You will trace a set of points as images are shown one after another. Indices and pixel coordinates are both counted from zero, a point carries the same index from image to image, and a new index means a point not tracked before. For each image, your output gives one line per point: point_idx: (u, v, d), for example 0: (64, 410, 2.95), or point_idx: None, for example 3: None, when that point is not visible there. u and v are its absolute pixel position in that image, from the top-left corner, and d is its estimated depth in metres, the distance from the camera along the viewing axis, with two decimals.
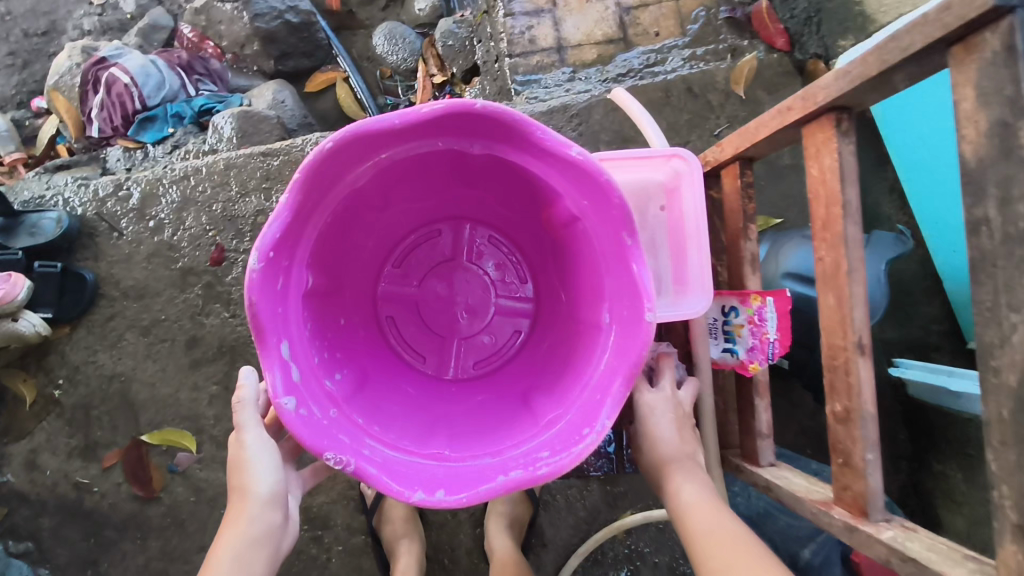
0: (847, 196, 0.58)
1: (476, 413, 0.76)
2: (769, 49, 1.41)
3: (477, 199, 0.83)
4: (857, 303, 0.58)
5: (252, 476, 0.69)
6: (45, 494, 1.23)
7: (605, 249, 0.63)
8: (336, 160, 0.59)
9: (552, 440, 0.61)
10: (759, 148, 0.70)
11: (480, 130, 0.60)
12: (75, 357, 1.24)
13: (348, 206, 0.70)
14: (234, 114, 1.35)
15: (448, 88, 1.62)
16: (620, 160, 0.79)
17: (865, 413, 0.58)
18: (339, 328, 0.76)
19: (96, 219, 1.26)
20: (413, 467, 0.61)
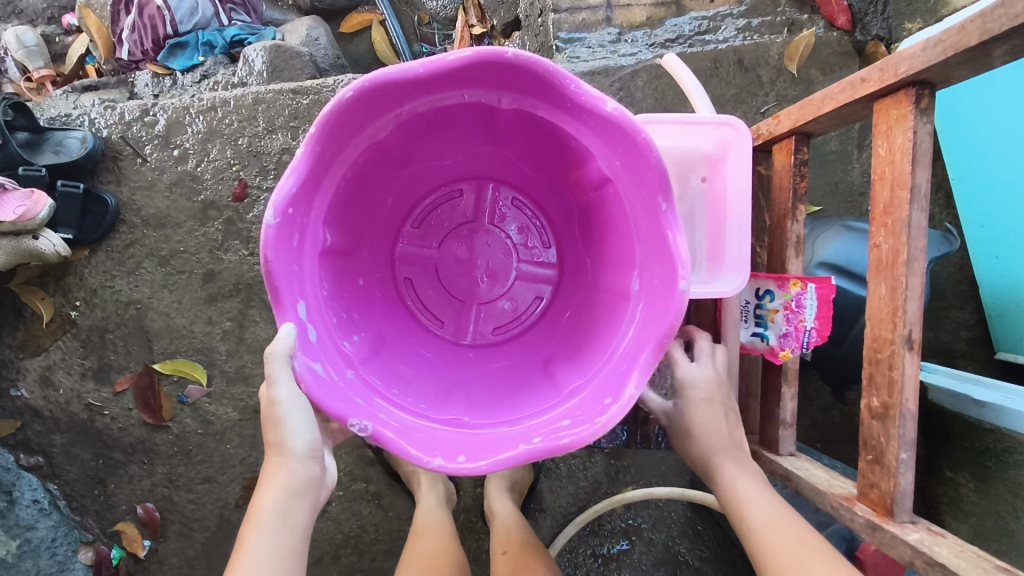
0: (916, 179, 0.53)
1: (495, 384, 0.73)
2: (828, 26, 1.34)
3: (501, 158, 0.79)
4: (912, 296, 0.54)
5: (286, 433, 0.64)
6: (57, 412, 1.24)
7: (644, 215, 0.60)
8: (359, 108, 0.56)
9: (575, 411, 0.59)
10: (821, 122, 0.65)
11: (511, 80, 0.57)
12: (92, 281, 1.23)
13: (370, 158, 0.66)
14: (266, 48, 1.31)
15: (487, 40, 1.57)
16: (666, 125, 0.75)
17: (906, 411, 0.55)
18: (357, 289, 0.74)
19: (121, 142, 1.24)
20: (429, 433, 0.59)
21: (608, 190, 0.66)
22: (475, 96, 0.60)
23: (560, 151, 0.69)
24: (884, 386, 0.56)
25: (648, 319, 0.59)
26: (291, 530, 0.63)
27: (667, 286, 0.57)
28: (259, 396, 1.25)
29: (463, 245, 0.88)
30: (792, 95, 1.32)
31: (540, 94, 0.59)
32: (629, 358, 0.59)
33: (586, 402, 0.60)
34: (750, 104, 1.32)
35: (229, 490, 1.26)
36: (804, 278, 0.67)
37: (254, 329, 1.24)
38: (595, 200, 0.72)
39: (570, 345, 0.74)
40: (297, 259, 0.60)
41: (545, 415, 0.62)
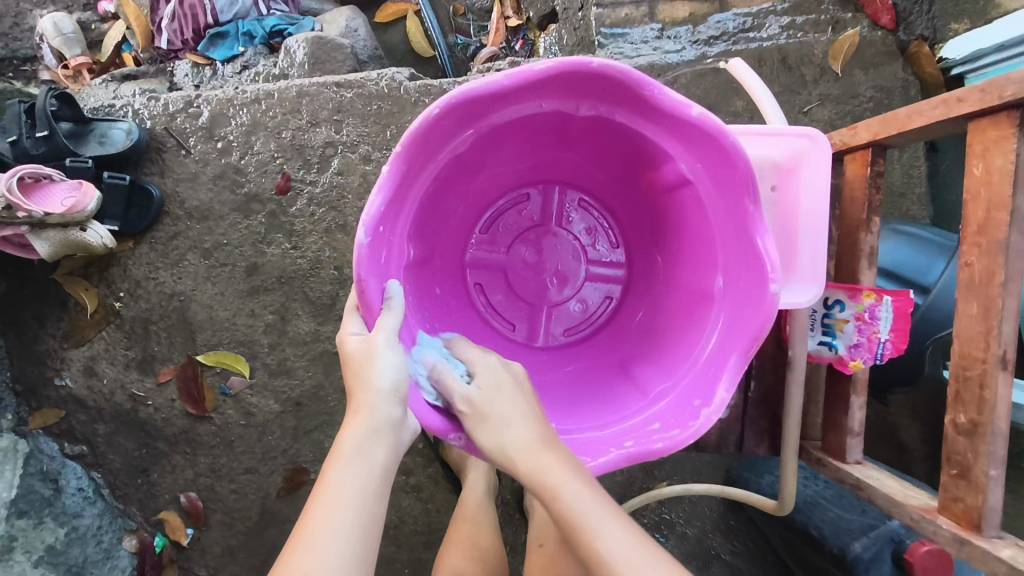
0: (1015, 203, 0.57)
1: (575, 388, 0.78)
2: (872, 26, 1.32)
3: (568, 162, 0.82)
4: (1007, 316, 0.58)
5: (371, 366, 0.60)
6: (102, 401, 1.26)
7: (727, 215, 0.63)
8: (446, 120, 0.59)
9: (664, 415, 0.65)
10: (906, 136, 0.67)
11: (592, 88, 0.59)
12: (136, 272, 1.24)
13: (452, 168, 0.70)
14: (308, 39, 1.30)
15: (523, 32, 1.56)
16: (741, 135, 0.76)
17: (996, 430, 0.60)
18: (435, 297, 0.79)
19: (165, 134, 1.24)
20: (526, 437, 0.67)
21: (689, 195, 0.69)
22: (555, 104, 0.62)
23: (637, 155, 0.72)
24: (972, 404, 0.62)
25: (729, 327, 0.65)
26: (375, 473, 0.59)
27: (752, 292, 0.61)
28: (301, 388, 1.26)
29: (529, 250, 0.91)
30: (835, 94, 1.31)
31: (621, 99, 0.60)
32: (711, 363, 0.65)
33: (670, 408, 0.66)
34: (793, 103, 1.31)
35: (271, 481, 1.27)
36: (879, 292, 0.69)
37: (296, 322, 1.25)
38: (671, 203, 0.74)
39: (648, 347, 0.79)
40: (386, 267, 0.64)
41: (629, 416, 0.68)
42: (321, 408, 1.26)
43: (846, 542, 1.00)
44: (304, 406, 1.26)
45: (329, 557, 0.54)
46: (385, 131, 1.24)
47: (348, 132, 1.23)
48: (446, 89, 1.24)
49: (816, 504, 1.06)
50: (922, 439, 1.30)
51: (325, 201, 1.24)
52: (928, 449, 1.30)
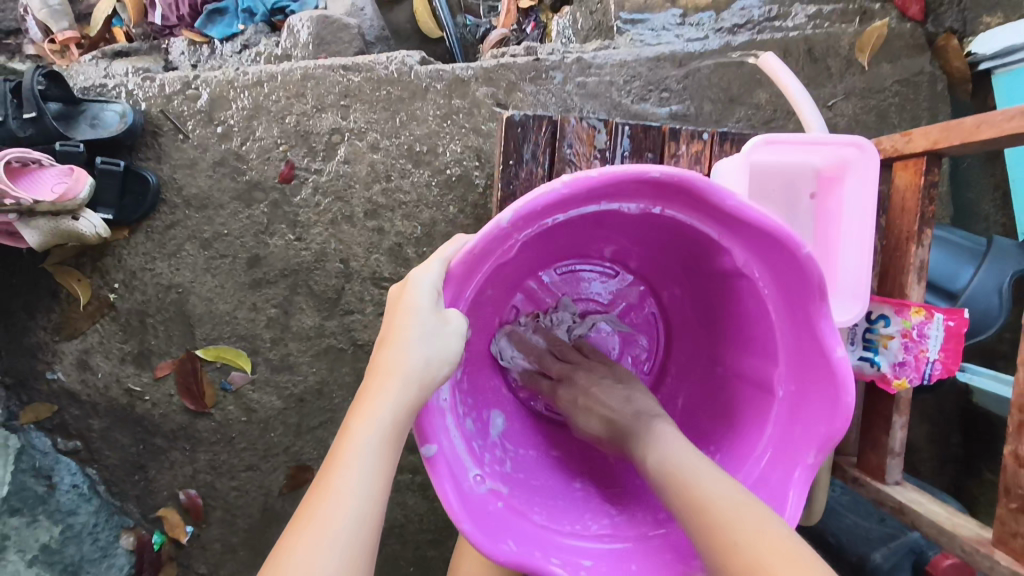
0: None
1: (541, 471, 0.78)
2: (900, 17, 1.28)
3: (671, 275, 0.84)
4: None
5: (415, 350, 0.62)
6: (96, 396, 1.20)
7: (795, 431, 0.66)
8: (648, 185, 0.59)
9: (603, 554, 0.66)
10: (968, 147, 0.65)
11: (772, 254, 0.61)
12: (132, 263, 1.18)
13: (583, 221, 0.70)
14: (312, 18, 1.23)
15: (534, 14, 1.49)
16: (781, 145, 0.75)
17: None
18: (482, 325, 0.79)
19: (161, 117, 1.17)
20: (484, 501, 0.65)
21: (757, 390, 0.72)
22: (719, 233, 0.63)
23: (739, 322, 0.74)
24: None
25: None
26: (395, 441, 0.61)
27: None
28: (305, 384, 1.22)
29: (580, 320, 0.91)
30: (861, 87, 1.26)
31: (788, 283, 0.62)
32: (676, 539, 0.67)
33: (610, 554, 0.66)
34: (817, 96, 1.26)
35: (272, 478, 1.24)
36: (938, 309, 0.68)
37: (299, 317, 1.20)
38: (737, 352, 0.76)
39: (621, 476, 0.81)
40: (489, 257, 0.64)
41: (572, 533, 0.68)
42: (326, 405, 1.22)
43: (865, 551, 0.97)
44: (307, 403, 1.22)
45: (348, 513, 0.57)
46: (394, 118, 1.18)
47: (356, 118, 1.18)
48: (459, 76, 1.19)
49: (833, 511, 1.04)
50: (930, 439, 1.28)
51: (331, 190, 1.19)
52: (937, 450, 1.28)
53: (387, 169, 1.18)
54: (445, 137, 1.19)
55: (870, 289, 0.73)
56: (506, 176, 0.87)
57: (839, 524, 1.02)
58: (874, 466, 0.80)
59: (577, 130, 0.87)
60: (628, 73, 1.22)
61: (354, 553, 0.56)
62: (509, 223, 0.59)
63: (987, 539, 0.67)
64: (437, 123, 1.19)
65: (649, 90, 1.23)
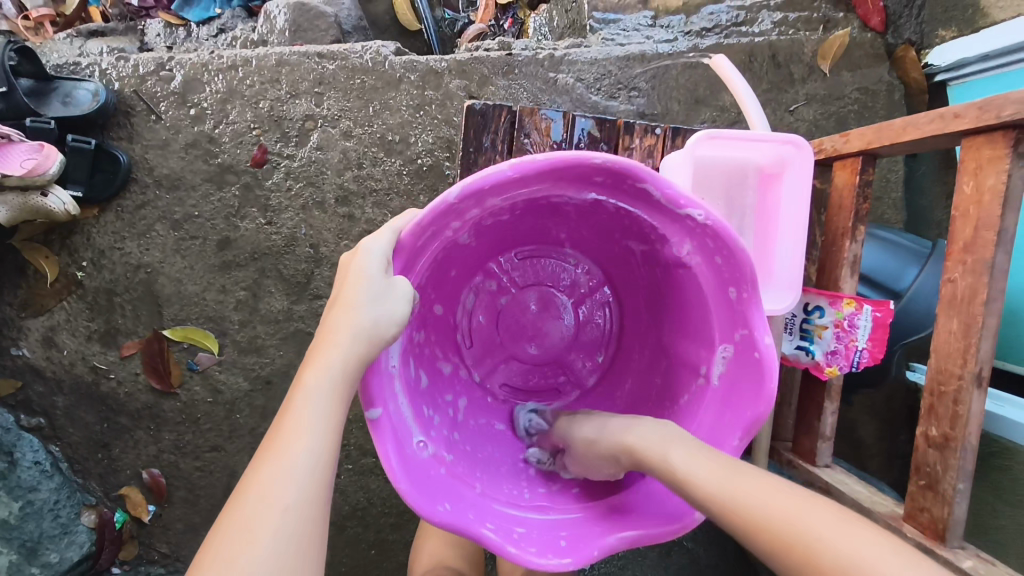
0: (1004, 223, 0.59)
1: (485, 443, 0.76)
2: (862, 28, 1.33)
3: (624, 266, 0.81)
4: (986, 335, 0.61)
5: (358, 302, 0.60)
6: (61, 373, 1.21)
7: (714, 420, 0.66)
8: (589, 172, 0.58)
9: (532, 525, 0.63)
10: (896, 146, 0.69)
11: (710, 248, 0.60)
12: (100, 241, 1.19)
13: (533, 204, 0.68)
14: (290, 5, 1.25)
15: (512, 11, 1.52)
16: (725, 140, 0.77)
17: (967, 444, 0.63)
18: (436, 304, 0.77)
19: (134, 97, 1.18)
20: (425, 469, 0.61)
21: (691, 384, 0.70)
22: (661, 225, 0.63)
23: (680, 314, 0.71)
24: (945, 418, 0.65)
25: (646, 508, 0.65)
26: (345, 393, 0.59)
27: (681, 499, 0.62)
28: (271, 366, 1.23)
29: (539, 305, 0.88)
30: (822, 94, 1.31)
31: (725, 277, 0.61)
32: (607, 519, 0.64)
33: (544, 525, 0.63)
34: (780, 100, 1.30)
35: (237, 459, 1.25)
36: (863, 302, 0.72)
37: (268, 300, 1.22)
38: (673, 345, 0.74)
39: (565, 457, 0.77)
40: (443, 227, 0.64)
41: (510, 506, 0.65)
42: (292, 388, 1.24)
43: None
44: (273, 385, 1.23)
45: (302, 452, 0.55)
46: (367, 107, 1.20)
47: (330, 105, 1.20)
48: (433, 67, 1.21)
49: None
50: (879, 435, 1.32)
51: (303, 175, 1.20)
52: (888, 447, 1.32)
53: (359, 157, 1.20)
54: (418, 127, 1.21)
55: (798, 284, 0.77)
56: (466, 162, 0.90)
57: None
58: (807, 450, 0.84)
59: (535, 121, 0.89)
60: (599, 71, 1.26)
61: (314, 496, 0.54)
62: (456, 198, 0.58)
63: (901, 516, 0.71)
64: (410, 114, 1.21)
65: (619, 88, 1.26)
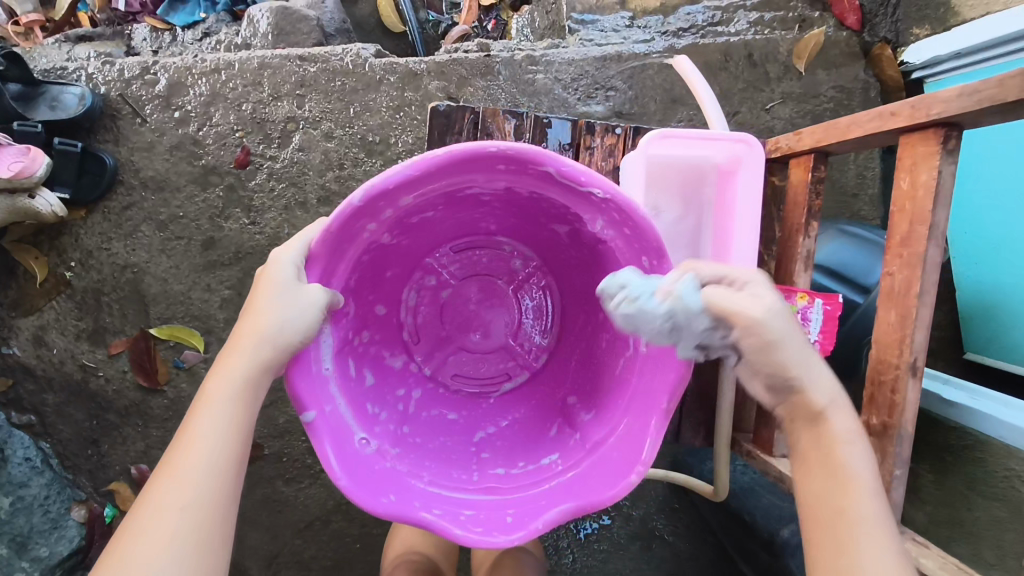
0: (936, 218, 0.60)
1: (437, 433, 0.72)
2: (838, 26, 1.35)
3: (558, 249, 0.76)
4: (920, 326, 0.62)
5: (265, 306, 0.57)
6: (51, 371, 1.23)
7: (645, 395, 0.62)
8: (490, 163, 0.56)
9: (479, 506, 0.61)
10: (844, 144, 0.70)
11: (630, 229, 0.57)
12: (88, 242, 1.21)
13: (451, 197, 0.64)
14: (272, 9, 1.27)
15: (495, 12, 1.54)
16: (680, 139, 0.79)
17: (903, 432, 0.64)
18: (374, 298, 0.73)
19: (120, 100, 1.21)
20: (366, 463, 0.60)
21: (626, 359, 0.67)
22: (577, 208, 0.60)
23: None
24: (883, 407, 0.66)
25: (589, 476, 0.63)
26: (252, 397, 0.57)
27: (621, 465, 0.61)
28: None
29: (481, 295, 0.83)
30: (797, 92, 1.33)
31: (644, 250, 0.58)
32: (552, 494, 0.62)
33: (491, 504, 0.62)
34: (756, 99, 1.32)
35: None
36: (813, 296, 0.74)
37: None
38: (614, 325, 0.70)
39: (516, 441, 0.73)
40: (359, 229, 0.59)
41: (455, 490, 0.64)
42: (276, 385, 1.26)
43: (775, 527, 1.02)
44: None
45: (202, 457, 0.54)
46: (348, 109, 1.22)
47: (311, 107, 1.22)
48: (412, 69, 1.23)
49: (751, 491, 1.10)
50: None
51: (285, 176, 1.23)
52: None
53: (340, 158, 1.23)
54: (397, 127, 1.23)
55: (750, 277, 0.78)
56: None
57: (755, 503, 1.09)
58: (766, 441, 0.86)
59: (499, 123, 0.91)
60: (577, 71, 1.28)
61: (214, 503, 0.53)
62: (362, 203, 0.55)
63: None
64: (390, 115, 1.23)
65: (596, 88, 1.28)
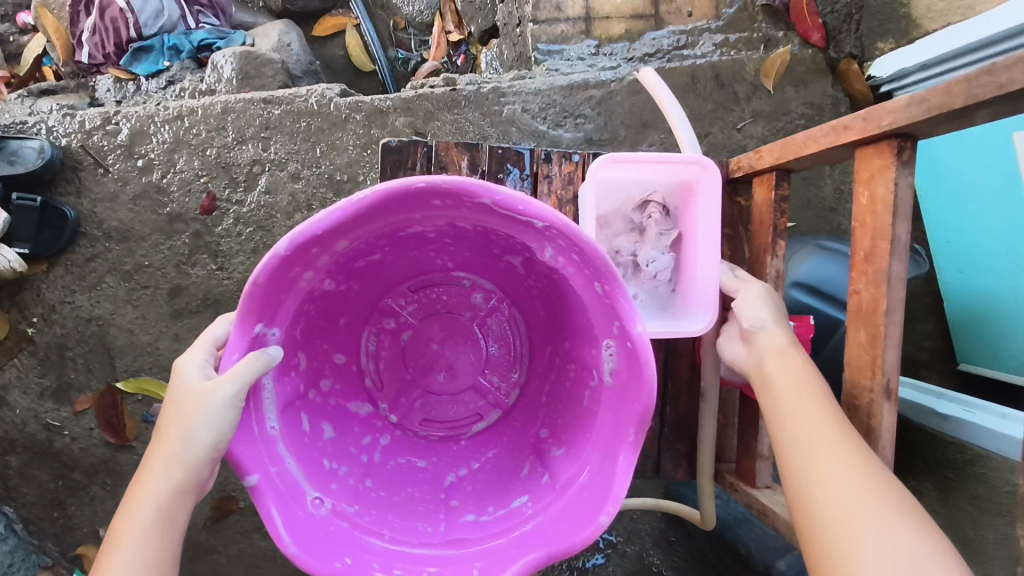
0: (897, 232, 0.57)
1: (404, 483, 0.67)
2: (804, 44, 1.35)
3: (516, 280, 0.72)
4: (890, 345, 0.58)
5: (176, 426, 0.54)
6: (14, 432, 1.19)
7: (611, 430, 0.58)
8: (424, 197, 0.52)
9: (447, 562, 0.56)
10: (803, 161, 0.68)
11: (579, 255, 0.54)
12: (50, 296, 1.18)
13: (393, 236, 0.61)
14: (235, 54, 1.26)
15: (464, 46, 1.54)
16: (631, 163, 0.77)
17: (883, 459, 0.59)
18: (326, 345, 0.68)
19: (81, 152, 1.19)
20: (320, 522, 0.55)
21: (592, 389, 0.63)
22: (524, 237, 0.57)
23: (576, 322, 0.64)
24: (860, 433, 0.61)
25: (561, 519, 0.57)
26: (171, 527, 0.55)
27: (594, 503, 0.55)
28: None
29: (442, 335, 0.79)
30: (767, 111, 1.32)
31: (594, 276, 0.55)
32: (521, 542, 0.56)
33: (458, 558, 0.56)
34: (726, 120, 1.32)
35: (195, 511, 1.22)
36: None
37: None
38: (578, 357, 0.66)
39: (486, 485, 0.67)
40: (294, 276, 0.54)
41: (421, 546, 0.58)
42: None
43: None
44: None
45: None
46: (314, 149, 1.21)
47: (276, 149, 1.20)
48: (378, 106, 1.22)
49: None
50: None
51: (252, 220, 1.20)
52: None
53: (308, 199, 1.21)
54: (365, 165, 1.22)
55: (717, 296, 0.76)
56: None
57: None
58: (749, 470, 0.82)
59: (454, 157, 0.89)
60: (544, 101, 1.27)
61: None
62: (290, 250, 0.51)
63: None
64: (357, 153, 1.22)
65: (565, 117, 1.27)
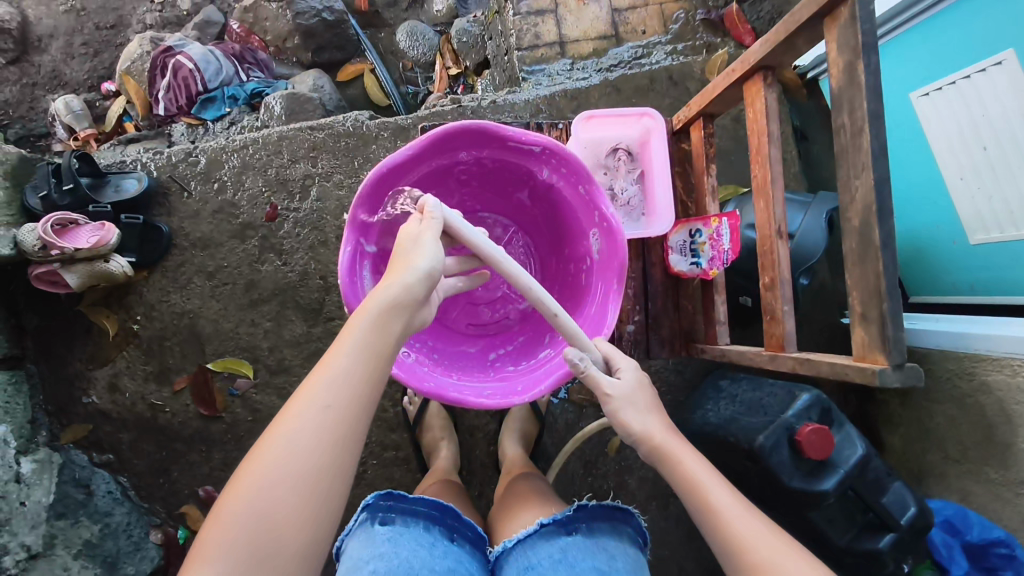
0: (771, 131, 0.85)
1: (459, 357, 0.95)
2: (738, 46, 1.67)
3: (524, 212, 1.02)
4: (778, 204, 0.86)
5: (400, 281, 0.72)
6: (125, 412, 1.45)
7: (600, 288, 0.88)
8: (464, 137, 0.83)
9: (496, 389, 0.85)
10: (716, 103, 0.97)
11: (566, 168, 0.85)
12: (150, 297, 1.46)
13: (441, 175, 0.91)
14: (283, 96, 1.58)
15: (462, 79, 1.87)
16: (600, 120, 1.10)
17: (783, 278, 0.87)
18: None
19: (170, 180, 1.49)
20: (411, 365, 0.84)
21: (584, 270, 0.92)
22: (530, 164, 0.88)
23: (570, 227, 0.94)
24: (768, 266, 0.89)
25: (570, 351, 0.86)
26: (374, 372, 0.67)
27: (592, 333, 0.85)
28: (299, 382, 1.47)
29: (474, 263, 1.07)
30: None
31: (579, 180, 0.86)
32: (547, 370, 0.86)
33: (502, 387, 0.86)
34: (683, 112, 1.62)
35: None
36: (719, 215, 0.93)
37: (290, 326, 1.47)
38: (574, 254, 0.96)
39: (519, 353, 0.96)
40: (382, 197, 0.84)
41: (478, 382, 0.87)
42: None
43: None
44: None
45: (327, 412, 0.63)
46: (353, 162, 1.51)
47: (323, 165, 1.50)
48: (401, 124, 1.52)
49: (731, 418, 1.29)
50: None
51: (307, 222, 1.49)
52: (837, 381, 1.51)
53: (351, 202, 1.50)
54: None
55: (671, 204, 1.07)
56: None
57: None
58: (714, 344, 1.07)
59: None
60: (532, 108, 1.57)
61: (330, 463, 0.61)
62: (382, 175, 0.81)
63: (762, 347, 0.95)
64: None
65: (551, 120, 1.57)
